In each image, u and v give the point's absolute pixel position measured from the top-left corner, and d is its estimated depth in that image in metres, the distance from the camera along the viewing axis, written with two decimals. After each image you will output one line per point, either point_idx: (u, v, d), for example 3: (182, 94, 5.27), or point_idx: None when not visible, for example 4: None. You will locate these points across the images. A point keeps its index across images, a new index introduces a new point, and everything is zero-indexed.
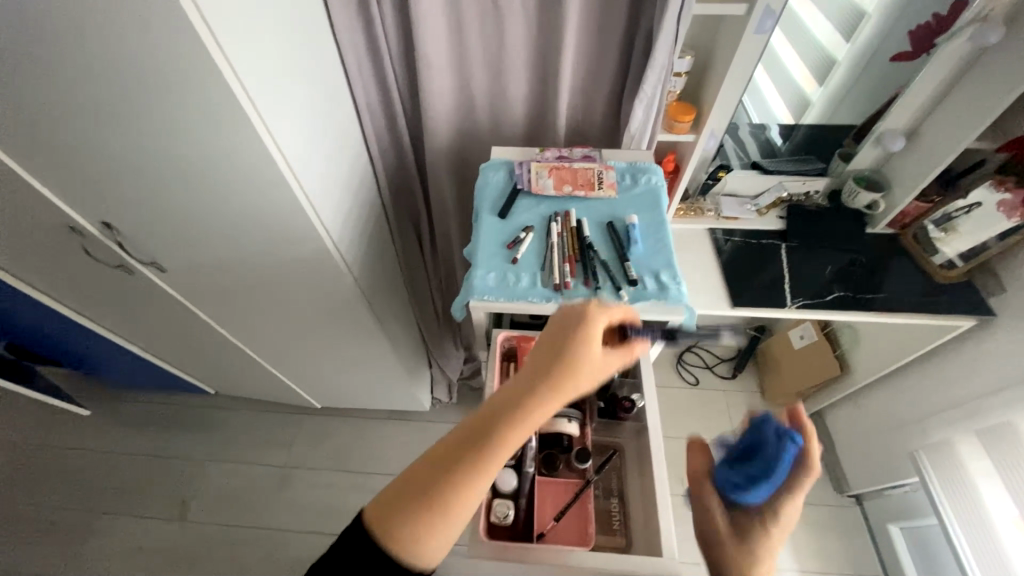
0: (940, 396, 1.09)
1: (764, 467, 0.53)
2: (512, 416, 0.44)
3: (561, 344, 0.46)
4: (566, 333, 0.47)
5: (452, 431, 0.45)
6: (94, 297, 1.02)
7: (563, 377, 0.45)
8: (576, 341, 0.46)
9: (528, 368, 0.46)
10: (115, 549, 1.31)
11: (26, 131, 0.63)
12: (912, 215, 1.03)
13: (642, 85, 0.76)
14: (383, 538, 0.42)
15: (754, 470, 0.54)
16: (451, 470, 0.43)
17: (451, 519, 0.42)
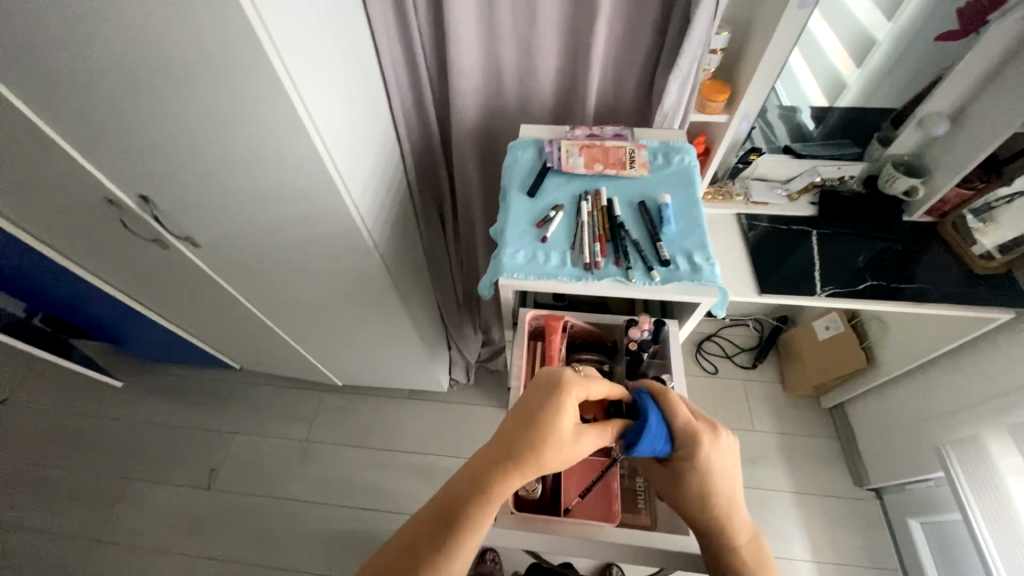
0: (973, 390, 1.06)
1: (635, 430, 0.49)
2: (478, 496, 0.42)
3: (532, 419, 0.44)
4: (538, 406, 0.45)
5: (421, 513, 0.42)
6: (128, 271, 1.05)
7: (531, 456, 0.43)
8: (548, 415, 0.45)
9: (499, 445, 0.44)
10: (147, 513, 1.37)
11: (68, 103, 0.64)
12: (953, 203, 0.99)
13: (678, 62, 0.73)
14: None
15: (626, 438, 0.50)
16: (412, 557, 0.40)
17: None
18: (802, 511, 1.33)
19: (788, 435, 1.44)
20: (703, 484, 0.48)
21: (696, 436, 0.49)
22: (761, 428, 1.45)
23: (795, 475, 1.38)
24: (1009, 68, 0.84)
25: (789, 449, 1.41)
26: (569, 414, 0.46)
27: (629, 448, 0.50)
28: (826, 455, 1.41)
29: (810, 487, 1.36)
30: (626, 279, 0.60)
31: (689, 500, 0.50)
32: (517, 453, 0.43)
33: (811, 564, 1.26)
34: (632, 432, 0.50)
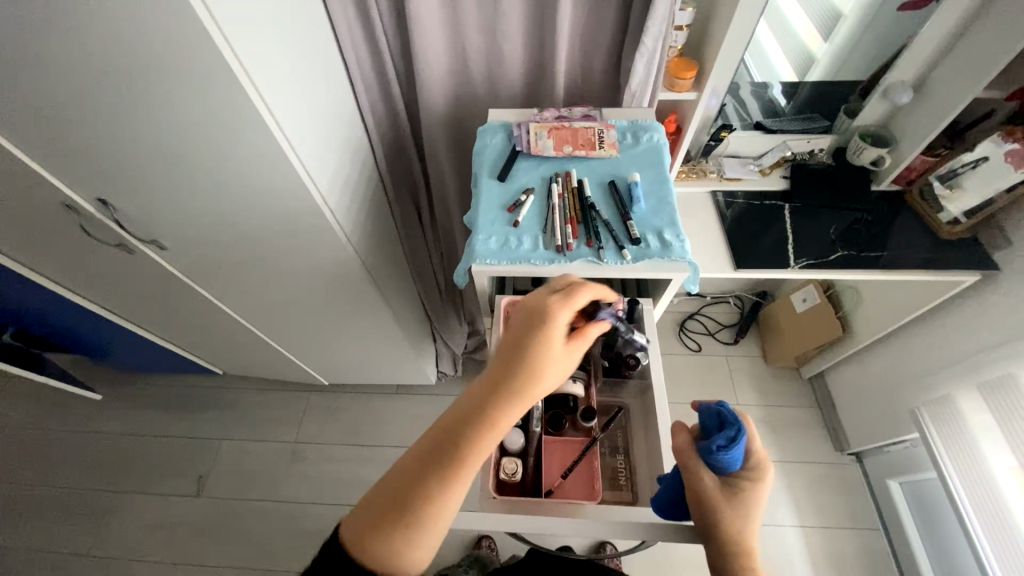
0: (943, 353, 1.10)
1: (733, 436, 0.49)
2: (471, 419, 0.44)
3: (518, 347, 0.47)
4: (523, 333, 0.48)
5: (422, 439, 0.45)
6: (95, 279, 1.02)
7: (518, 379, 0.46)
8: (534, 335, 0.48)
9: (493, 369, 0.47)
10: (136, 524, 1.36)
11: (9, 106, 0.61)
12: (918, 171, 1.02)
13: (643, 39, 0.73)
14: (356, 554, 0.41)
15: (720, 441, 0.49)
16: (414, 479, 0.43)
17: (425, 528, 0.42)
18: (787, 479, 1.36)
19: (771, 406, 1.47)
20: (750, 516, 0.48)
21: (762, 464, 0.50)
22: (745, 402, 1.48)
23: (778, 445, 1.42)
24: (967, 35, 0.86)
25: (772, 421, 1.45)
26: (553, 331, 0.48)
27: (719, 451, 0.48)
28: (808, 424, 1.45)
29: (793, 456, 1.40)
30: (598, 259, 0.60)
31: (736, 522, 0.47)
32: (505, 381, 0.46)
33: (797, 529, 1.30)
34: (728, 438, 0.49)
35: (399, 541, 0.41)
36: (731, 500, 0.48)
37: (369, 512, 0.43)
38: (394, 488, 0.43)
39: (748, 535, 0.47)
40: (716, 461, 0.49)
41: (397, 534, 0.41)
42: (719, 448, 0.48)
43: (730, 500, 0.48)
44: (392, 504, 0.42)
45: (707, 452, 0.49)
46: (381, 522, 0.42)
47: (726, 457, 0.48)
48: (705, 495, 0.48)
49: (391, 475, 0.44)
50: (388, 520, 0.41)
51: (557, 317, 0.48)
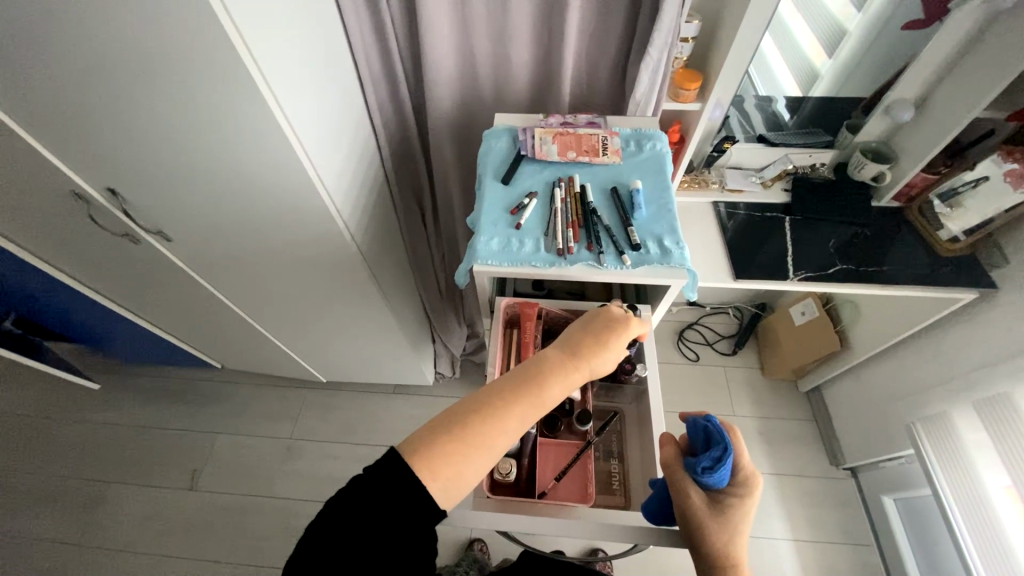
0: (940, 370, 1.10)
1: (718, 456, 0.49)
2: (543, 378, 0.49)
3: (591, 332, 0.54)
4: (595, 324, 0.54)
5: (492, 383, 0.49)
6: (99, 268, 1.03)
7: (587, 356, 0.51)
8: (607, 329, 0.54)
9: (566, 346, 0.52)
10: (129, 515, 1.35)
11: (24, 93, 0.62)
12: (918, 188, 1.03)
13: (648, 49, 0.74)
14: (417, 467, 0.43)
15: (705, 463, 0.49)
16: (482, 414, 0.46)
17: (479, 462, 0.44)
18: (781, 492, 1.36)
19: (767, 418, 1.48)
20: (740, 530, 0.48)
21: (750, 480, 0.50)
22: (741, 413, 1.48)
23: (774, 457, 1.42)
24: (968, 56, 0.87)
25: (768, 433, 1.45)
26: (623, 332, 0.55)
27: (704, 472, 0.49)
28: (804, 437, 1.45)
29: (788, 469, 1.39)
30: (597, 263, 0.61)
31: (724, 538, 0.46)
32: (574, 354, 0.52)
33: (790, 543, 1.29)
34: (713, 457, 0.49)
35: (456, 466, 0.44)
36: (717, 516, 0.48)
37: (434, 433, 0.45)
38: (462, 417, 0.45)
39: (735, 549, 0.47)
40: (701, 479, 0.49)
41: (456, 458, 0.44)
42: (705, 467, 0.48)
43: (717, 516, 0.48)
44: (457, 430, 0.45)
45: (694, 469, 0.49)
46: (445, 443, 0.44)
47: (710, 477, 0.48)
48: (690, 511, 0.48)
49: (458, 406, 0.47)
50: (451, 445, 0.44)
51: (629, 323, 0.55)
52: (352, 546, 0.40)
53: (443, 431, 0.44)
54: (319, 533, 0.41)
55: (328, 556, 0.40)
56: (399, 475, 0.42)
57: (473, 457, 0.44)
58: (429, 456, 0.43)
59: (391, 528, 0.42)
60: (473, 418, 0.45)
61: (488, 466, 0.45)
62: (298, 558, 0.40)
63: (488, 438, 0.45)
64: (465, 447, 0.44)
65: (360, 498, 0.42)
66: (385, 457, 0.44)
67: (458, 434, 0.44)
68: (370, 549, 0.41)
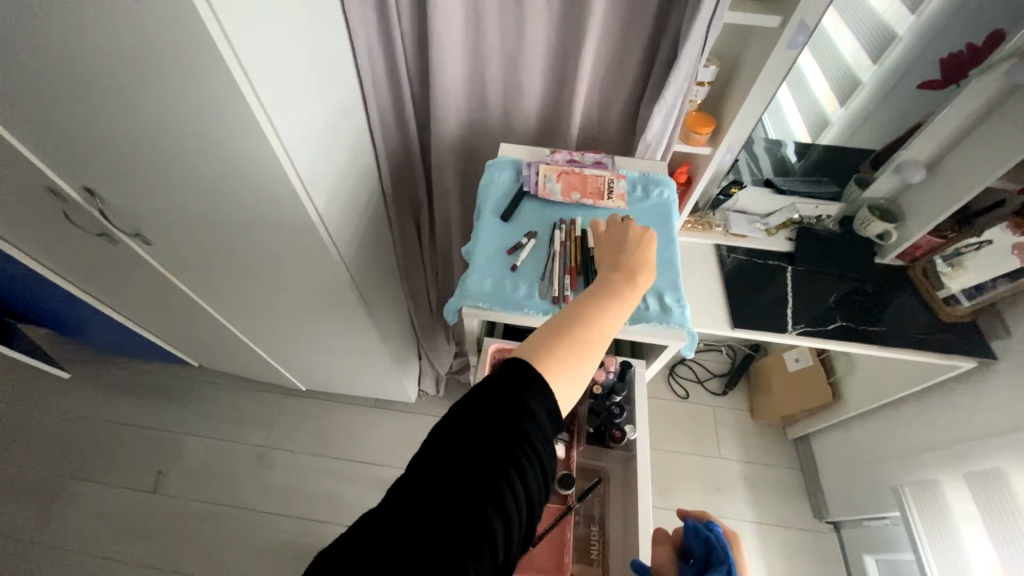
0: (932, 434, 1.08)
1: None
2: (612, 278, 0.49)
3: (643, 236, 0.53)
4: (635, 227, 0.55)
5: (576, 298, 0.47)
6: (74, 261, 0.98)
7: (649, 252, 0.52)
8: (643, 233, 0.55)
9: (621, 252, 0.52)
10: (85, 515, 1.29)
11: (4, 84, 0.59)
12: (923, 249, 1.00)
13: (663, 93, 0.73)
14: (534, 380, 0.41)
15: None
16: (575, 324, 0.44)
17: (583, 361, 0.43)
18: (762, 542, 1.33)
19: (753, 463, 1.45)
20: None
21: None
22: (727, 455, 1.45)
23: (758, 505, 1.39)
24: (987, 123, 0.86)
25: (753, 479, 1.42)
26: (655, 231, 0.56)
27: None
28: (789, 486, 1.42)
29: (772, 518, 1.36)
30: None
31: None
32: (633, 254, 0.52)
33: None
34: None
35: (562, 374, 0.43)
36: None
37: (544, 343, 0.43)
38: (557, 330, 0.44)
39: None
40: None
41: (567, 360, 0.43)
42: None
43: None
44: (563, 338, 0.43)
45: None
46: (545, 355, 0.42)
47: None
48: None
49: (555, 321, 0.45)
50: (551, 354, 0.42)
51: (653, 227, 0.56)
52: (435, 510, 0.36)
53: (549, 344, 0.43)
54: (399, 494, 0.37)
55: (407, 526, 0.36)
56: (500, 407, 0.40)
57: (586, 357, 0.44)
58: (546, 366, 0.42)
59: (491, 477, 0.38)
60: (570, 326, 0.44)
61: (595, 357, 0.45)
62: (372, 519, 0.36)
63: (590, 336, 0.44)
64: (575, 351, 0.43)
65: (450, 445, 0.38)
66: (494, 383, 0.41)
67: (563, 343, 0.43)
68: (440, 547, 0.35)
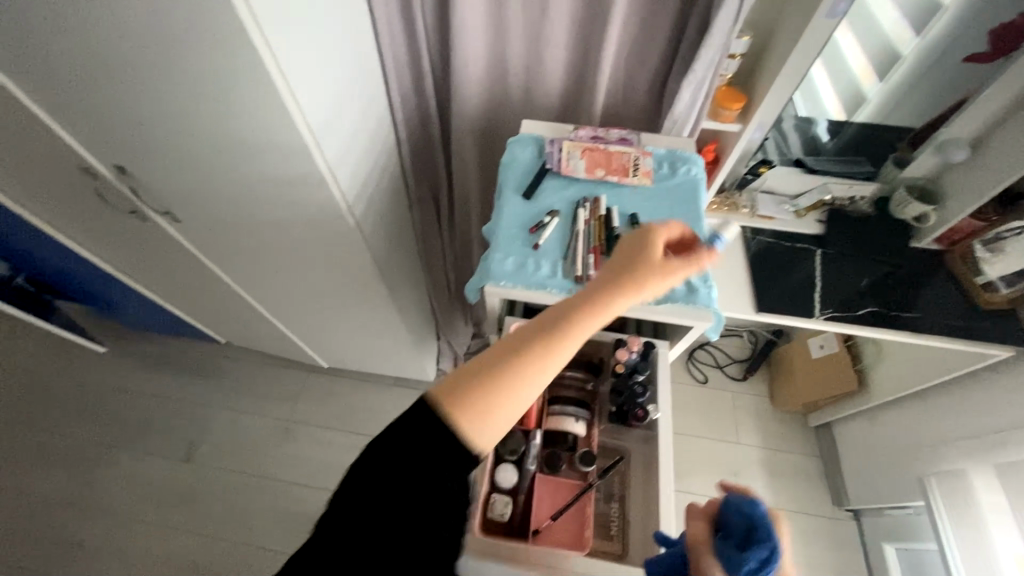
0: (962, 424, 1.04)
1: (764, 559, 0.45)
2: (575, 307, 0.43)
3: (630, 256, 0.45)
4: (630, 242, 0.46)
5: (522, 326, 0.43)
6: (106, 239, 1.01)
7: (626, 279, 0.43)
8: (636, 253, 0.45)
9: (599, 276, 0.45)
10: (123, 481, 1.37)
11: (37, 62, 0.60)
12: (963, 232, 0.95)
13: (693, 66, 0.70)
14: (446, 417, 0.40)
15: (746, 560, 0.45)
16: (504, 361, 0.41)
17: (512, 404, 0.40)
18: None
19: (772, 449, 1.43)
20: None
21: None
22: (745, 441, 1.44)
23: (775, 491, 1.38)
24: None
25: (771, 465, 1.41)
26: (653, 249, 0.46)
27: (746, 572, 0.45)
28: (808, 473, 1.40)
29: (789, 504, 1.36)
30: None
31: None
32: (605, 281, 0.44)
33: None
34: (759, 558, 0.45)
35: (477, 415, 0.40)
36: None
37: (467, 377, 0.41)
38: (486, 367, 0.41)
39: None
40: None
41: (484, 401, 0.40)
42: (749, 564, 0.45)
43: None
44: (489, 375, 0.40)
45: (735, 562, 0.46)
46: (467, 393, 0.40)
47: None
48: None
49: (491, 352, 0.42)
50: (474, 393, 0.40)
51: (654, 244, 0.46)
52: (368, 522, 0.39)
53: (471, 380, 0.40)
54: (342, 503, 0.40)
55: (347, 530, 0.39)
56: (416, 437, 0.40)
57: (507, 402, 0.40)
58: (461, 404, 0.40)
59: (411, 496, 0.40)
60: (502, 361, 0.41)
61: (522, 399, 0.41)
62: (321, 524, 0.40)
63: (516, 378, 0.40)
64: (496, 392, 0.40)
65: (382, 462, 0.40)
66: (413, 411, 0.41)
67: (484, 381, 0.40)
68: (368, 553, 0.38)
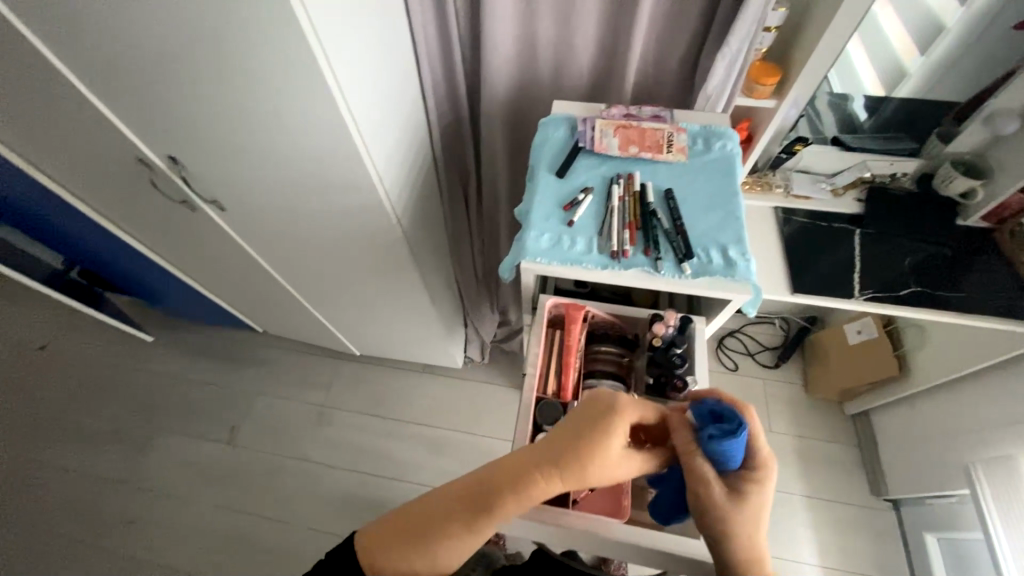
0: (1010, 410, 1.00)
1: (730, 428, 0.49)
2: (509, 493, 0.46)
3: (580, 448, 0.47)
4: (590, 417, 0.48)
5: (469, 478, 0.48)
6: (156, 229, 1.07)
7: (569, 462, 0.46)
8: (597, 431, 0.47)
9: (552, 446, 0.48)
10: (172, 461, 1.45)
11: (100, 58, 0.64)
12: (1014, 209, 0.90)
13: (728, 40, 0.69)
14: (382, 549, 0.47)
15: (713, 431, 0.49)
16: (441, 513, 0.47)
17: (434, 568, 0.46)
18: (813, 516, 1.30)
19: (806, 437, 1.40)
20: (754, 516, 0.47)
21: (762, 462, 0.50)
22: (778, 429, 1.41)
23: (809, 479, 1.35)
24: None
25: (805, 453, 1.38)
26: (614, 437, 0.47)
27: (714, 443, 0.49)
28: (844, 462, 1.37)
29: (824, 493, 1.33)
30: (654, 270, 0.58)
31: (747, 521, 0.47)
32: (556, 458, 0.47)
33: (818, 570, 1.24)
34: (725, 429, 0.49)
35: (403, 553, 0.46)
36: (737, 502, 0.48)
37: (411, 516, 0.48)
38: (428, 512, 0.47)
39: (750, 537, 0.47)
40: (708, 454, 0.50)
41: (413, 546, 0.46)
42: (718, 439, 0.49)
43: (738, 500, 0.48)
44: (426, 522, 0.47)
45: (706, 444, 0.50)
46: (394, 551, 0.46)
47: (719, 448, 0.49)
48: (704, 483, 0.49)
49: (438, 498, 0.48)
50: (400, 552, 0.46)
51: (613, 434, 0.47)
52: None
53: (411, 522, 0.47)
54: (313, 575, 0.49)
55: None
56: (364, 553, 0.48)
57: (433, 552, 0.46)
58: (397, 539, 0.47)
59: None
60: (440, 514, 0.47)
61: (447, 556, 0.46)
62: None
63: (444, 535, 0.46)
64: (424, 540, 0.46)
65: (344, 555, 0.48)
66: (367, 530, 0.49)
67: (419, 527, 0.46)
68: None
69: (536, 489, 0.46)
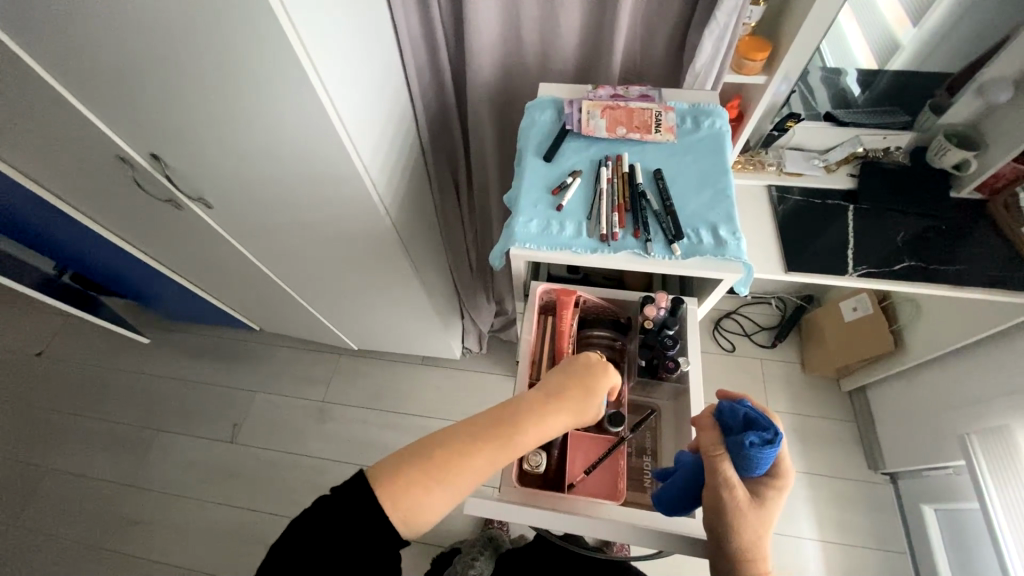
0: (1005, 380, 1.01)
1: (767, 439, 0.48)
2: (520, 420, 0.49)
3: (567, 376, 0.53)
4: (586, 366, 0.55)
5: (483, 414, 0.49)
6: (144, 229, 1.06)
7: (572, 402, 0.52)
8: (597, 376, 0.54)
9: (557, 388, 0.52)
10: (175, 461, 1.45)
11: (73, 56, 0.62)
12: (1007, 178, 0.90)
13: (715, 14, 0.67)
14: (391, 483, 0.44)
15: (753, 439, 0.48)
16: (457, 446, 0.46)
17: (436, 497, 0.44)
18: (812, 493, 1.31)
19: (804, 415, 1.41)
20: (766, 526, 0.47)
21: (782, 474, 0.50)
22: (776, 407, 1.42)
23: (808, 456, 1.36)
24: None
25: (802, 430, 1.39)
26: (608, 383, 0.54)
27: (750, 450, 0.48)
28: (842, 438, 1.38)
29: (821, 469, 1.34)
30: (644, 252, 0.57)
31: (758, 530, 0.47)
32: (563, 398, 0.51)
33: (818, 545, 1.25)
34: (762, 438, 0.48)
35: (414, 488, 0.44)
36: (756, 507, 0.48)
37: (422, 449, 0.46)
38: (443, 446, 0.46)
39: (758, 544, 0.47)
40: (741, 459, 0.49)
41: (427, 482, 0.45)
42: (756, 446, 0.48)
43: (755, 508, 0.48)
44: (442, 456, 0.46)
45: (739, 449, 0.49)
46: (405, 481, 0.45)
47: (755, 456, 0.48)
48: (728, 486, 0.48)
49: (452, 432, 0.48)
50: (410, 485, 0.44)
51: (607, 378, 0.54)
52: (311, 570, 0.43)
53: (422, 454, 0.46)
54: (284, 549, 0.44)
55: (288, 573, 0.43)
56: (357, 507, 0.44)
57: (445, 486, 0.45)
58: (408, 477, 0.45)
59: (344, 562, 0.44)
60: (457, 446, 0.46)
61: (455, 490, 0.46)
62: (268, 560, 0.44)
63: (461, 466, 0.46)
64: (440, 473, 0.45)
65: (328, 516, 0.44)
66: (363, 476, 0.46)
67: (436, 462, 0.45)
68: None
69: (544, 424, 0.50)
